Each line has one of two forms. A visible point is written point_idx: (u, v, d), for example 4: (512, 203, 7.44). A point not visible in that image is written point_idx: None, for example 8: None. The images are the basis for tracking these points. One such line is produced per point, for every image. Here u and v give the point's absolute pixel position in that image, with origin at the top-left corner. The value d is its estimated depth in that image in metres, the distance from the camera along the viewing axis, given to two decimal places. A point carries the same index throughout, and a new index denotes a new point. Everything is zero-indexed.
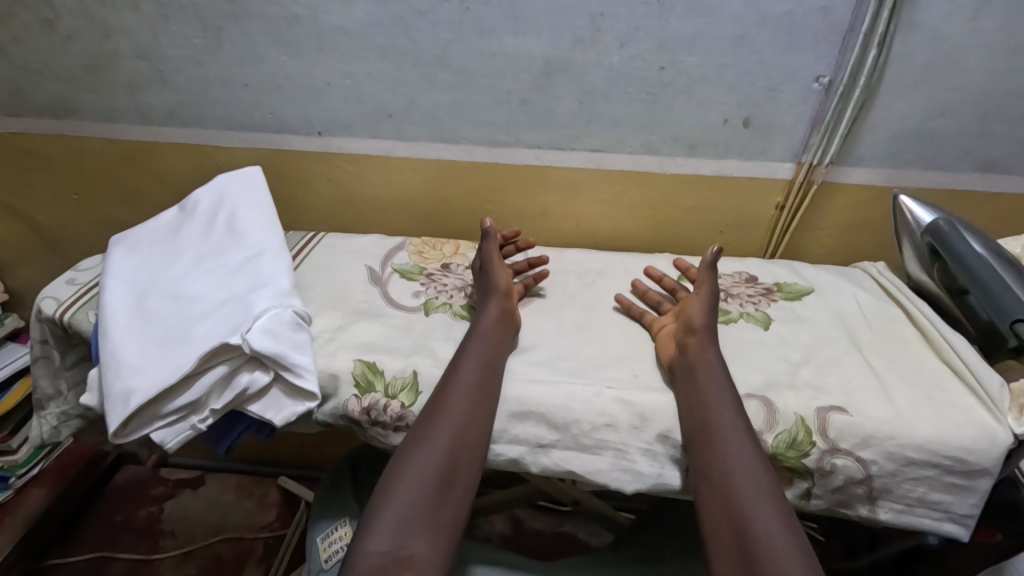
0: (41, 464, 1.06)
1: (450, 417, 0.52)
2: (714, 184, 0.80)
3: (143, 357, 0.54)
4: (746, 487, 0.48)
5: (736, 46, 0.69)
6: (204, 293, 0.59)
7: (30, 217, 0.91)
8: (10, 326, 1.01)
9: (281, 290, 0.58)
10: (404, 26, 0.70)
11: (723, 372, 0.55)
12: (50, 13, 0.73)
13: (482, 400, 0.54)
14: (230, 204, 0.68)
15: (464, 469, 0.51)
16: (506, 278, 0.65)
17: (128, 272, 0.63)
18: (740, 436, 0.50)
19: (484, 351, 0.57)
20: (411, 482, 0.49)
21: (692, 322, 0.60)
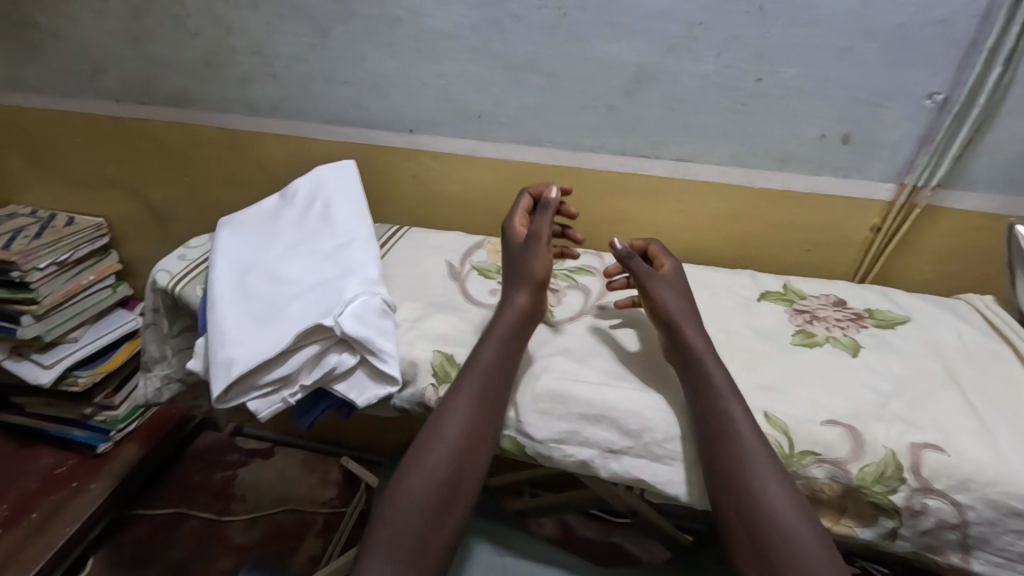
0: (135, 423, 1.17)
1: (468, 392, 0.54)
2: (804, 200, 0.77)
3: (243, 331, 0.58)
4: (761, 474, 0.48)
5: (841, 58, 0.66)
6: (299, 275, 0.63)
7: (146, 196, 1.00)
8: (121, 293, 1.11)
9: (365, 279, 0.61)
10: (500, 29, 0.72)
11: (716, 366, 0.54)
12: (181, 12, 0.80)
13: (500, 375, 0.56)
14: (325, 195, 0.72)
15: (483, 441, 0.53)
16: (541, 261, 0.61)
17: (233, 251, 0.68)
18: (746, 423, 0.50)
19: (503, 331, 0.58)
20: (437, 456, 0.52)
21: (660, 315, 0.58)
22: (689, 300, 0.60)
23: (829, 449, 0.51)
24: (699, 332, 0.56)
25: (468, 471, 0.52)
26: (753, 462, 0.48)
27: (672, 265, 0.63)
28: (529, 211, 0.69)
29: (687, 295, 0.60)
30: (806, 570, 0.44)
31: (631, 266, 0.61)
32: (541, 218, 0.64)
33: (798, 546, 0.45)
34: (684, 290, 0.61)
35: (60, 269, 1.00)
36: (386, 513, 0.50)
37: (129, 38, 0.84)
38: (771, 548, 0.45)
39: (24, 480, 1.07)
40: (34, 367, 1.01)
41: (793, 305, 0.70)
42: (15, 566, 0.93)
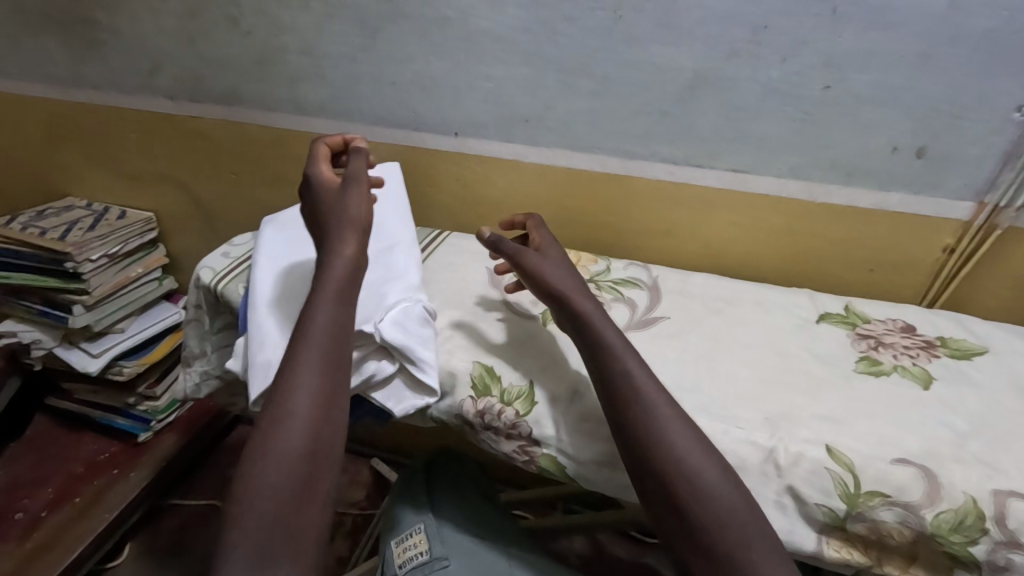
0: (175, 414, 1.19)
1: (313, 357, 0.49)
2: (871, 217, 0.72)
3: (284, 333, 0.58)
4: (673, 432, 0.47)
5: (920, 65, 0.61)
6: None
7: (194, 192, 1.02)
8: (166, 286, 1.13)
9: (406, 284, 0.60)
10: (551, 31, 0.70)
11: (614, 331, 0.53)
12: (235, 11, 0.81)
13: (340, 333, 0.51)
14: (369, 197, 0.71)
15: (337, 406, 0.49)
16: (361, 206, 0.57)
17: (276, 251, 0.67)
18: (645, 377, 0.50)
19: (338, 289, 0.53)
20: (289, 431, 0.46)
21: (549, 288, 0.56)
22: (574, 274, 0.58)
23: (899, 491, 0.47)
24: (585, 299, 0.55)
25: (330, 435, 0.47)
26: (661, 418, 0.48)
27: (548, 234, 0.63)
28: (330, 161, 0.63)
29: (569, 266, 0.59)
30: (729, 523, 0.44)
31: (504, 249, 0.59)
32: (355, 163, 0.60)
33: (715, 496, 0.45)
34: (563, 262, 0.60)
35: (110, 261, 1.02)
36: (240, 511, 0.43)
37: (184, 37, 0.86)
38: (696, 507, 0.45)
39: (68, 464, 1.10)
40: (82, 355, 1.04)
41: (856, 329, 0.65)
42: (58, 549, 0.96)
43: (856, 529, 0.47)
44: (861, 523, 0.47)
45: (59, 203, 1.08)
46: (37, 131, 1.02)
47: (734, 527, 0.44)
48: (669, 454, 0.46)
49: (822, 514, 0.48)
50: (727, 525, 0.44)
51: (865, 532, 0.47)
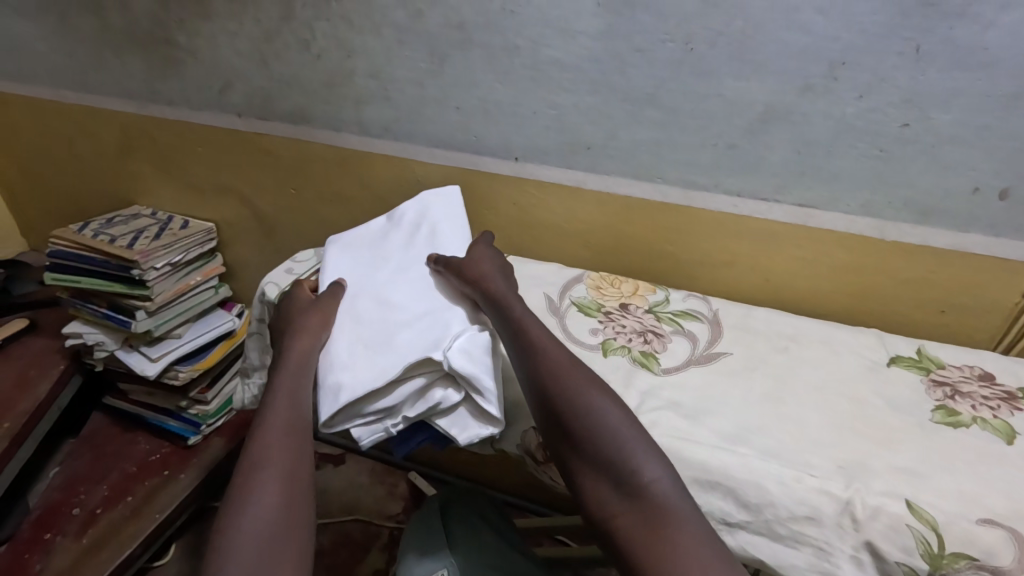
0: (224, 418, 1.22)
1: (280, 415, 0.54)
2: (946, 257, 0.69)
3: (352, 357, 0.59)
4: (586, 392, 0.51)
5: (1009, 106, 0.60)
6: (407, 302, 0.63)
7: (255, 205, 1.05)
8: (222, 294, 1.17)
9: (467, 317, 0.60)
10: (621, 62, 0.70)
11: (526, 311, 0.58)
12: (307, 35, 0.83)
13: (300, 392, 0.56)
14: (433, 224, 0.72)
15: (303, 458, 0.53)
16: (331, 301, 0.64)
17: (343, 272, 0.69)
18: (554, 345, 0.55)
19: (297, 362, 0.59)
20: (262, 484, 0.49)
21: (472, 276, 0.62)
22: (505, 273, 0.64)
23: (987, 554, 0.45)
24: (501, 282, 0.61)
25: (300, 485, 0.51)
26: (571, 381, 0.52)
27: (486, 237, 0.70)
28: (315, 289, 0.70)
29: (507, 271, 0.64)
30: (645, 475, 0.47)
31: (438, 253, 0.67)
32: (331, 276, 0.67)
33: (632, 451, 0.48)
34: (505, 270, 0.64)
35: (173, 269, 1.06)
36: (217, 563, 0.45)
37: (257, 58, 0.89)
38: (615, 462, 0.48)
39: (122, 463, 1.14)
40: (141, 359, 1.08)
41: (929, 374, 0.63)
42: (112, 547, 1.00)
43: None
44: None
45: (127, 212, 1.13)
46: (113, 143, 1.07)
47: (622, 444, 0.49)
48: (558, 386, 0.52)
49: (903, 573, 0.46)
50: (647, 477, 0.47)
51: None
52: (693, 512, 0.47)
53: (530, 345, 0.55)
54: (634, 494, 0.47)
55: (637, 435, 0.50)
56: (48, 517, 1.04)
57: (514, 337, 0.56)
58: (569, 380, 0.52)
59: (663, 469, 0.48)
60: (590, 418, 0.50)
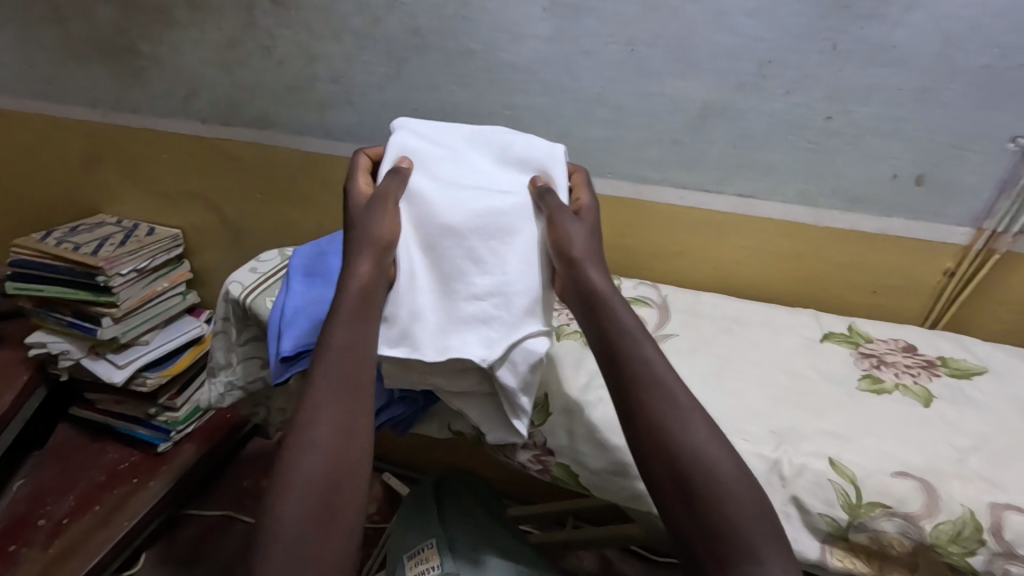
0: (194, 424, 1.22)
1: (334, 376, 0.48)
2: (875, 241, 0.75)
3: (427, 328, 0.53)
4: (689, 425, 0.46)
5: (919, 99, 0.65)
6: (492, 248, 0.56)
7: (223, 211, 1.06)
8: (190, 300, 1.17)
9: (528, 285, 0.54)
10: (570, 64, 0.74)
11: (632, 318, 0.51)
12: (269, 42, 0.86)
13: (360, 348, 0.50)
14: (520, 157, 0.62)
15: (358, 424, 0.47)
16: (392, 222, 0.56)
17: (426, 183, 0.59)
18: (662, 364, 0.49)
19: (353, 310, 0.52)
20: (310, 458, 0.45)
21: (571, 253, 0.54)
22: (595, 234, 0.56)
23: (900, 501, 0.49)
24: (602, 272, 0.53)
25: (351, 456, 0.46)
26: (673, 407, 0.47)
27: (588, 194, 0.60)
28: (367, 173, 0.63)
29: (594, 234, 0.56)
30: (735, 519, 0.43)
31: (547, 200, 0.57)
32: (389, 182, 0.58)
33: (728, 488, 0.44)
34: (591, 229, 0.56)
35: (139, 275, 1.06)
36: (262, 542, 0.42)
37: (221, 65, 0.91)
38: (709, 502, 0.44)
39: (91, 472, 1.13)
40: (108, 366, 1.07)
41: (859, 348, 0.68)
42: (81, 555, 0.99)
43: (858, 539, 0.50)
44: (862, 533, 0.49)
45: (93, 220, 1.13)
46: (78, 151, 1.08)
47: (717, 471, 0.45)
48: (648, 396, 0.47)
49: (825, 523, 0.50)
50: (738, 522, 0.43)
51: (868, 543, 0.50)
52: (775, 536, 0.43)
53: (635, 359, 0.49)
54: (723, 532, 0.43)
55: (723, 450, 0.46)
56: (13, 530, 1.03)
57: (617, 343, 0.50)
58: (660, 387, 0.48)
59: (745, 481, 0.45)
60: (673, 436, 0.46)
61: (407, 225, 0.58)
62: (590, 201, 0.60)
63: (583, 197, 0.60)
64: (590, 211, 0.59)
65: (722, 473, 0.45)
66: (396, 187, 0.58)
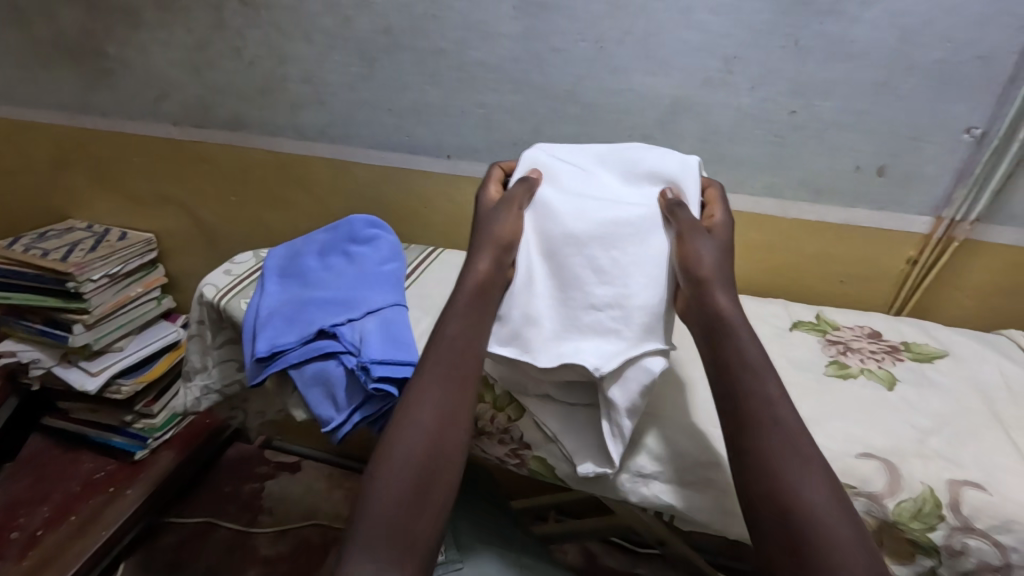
0: (173, 430, 1.21)
1: (442, 361, 0.52)
2: (842, 232, 0.77)
3: (537, 335, 0.52)
4: (800, 469, 0.43)
5: (878, 93, 0.67)
6: (619, 259, 0.54)
7: (197, 214, 1.05)
8: (165, 305, 1.16)
9: (650, 300, 0.52)
10: (540, 62, 0.75)
11: (750, 342, 0.49)
12: (240, 43, 0.85)
13: (472, 338, 0.53)
14: (649, 171, 0.61)
15: (460, 409, 0.50)
16: (512, 223, 0.58)
17: (553, 193, 0.60)
18: (781, 403, 0.47)
19: (468, 302, 0.55)
20: (413, 430, 0.48)
21: (698, 271, 0.51)
22: (724, 253, 0.54)
23: (864, 481, 0.51)
24: (730, 296, 0.51)
25: (449, 438, 0.49)
26: (784, 444, 0.45)
27: (723, 211, 0.58)
28: (499, 184, 0.65)
29: (728, 251, 0.54)
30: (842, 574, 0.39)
31: (677, 216, 0.55)
32: (517, 189, 0.59)
33: (835, 536, 0.41)
34: (726, 247, 0.54)
35: (111, 281, 1.05)
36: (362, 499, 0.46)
37: (191, 67, 0.90)
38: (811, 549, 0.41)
39: (66, 482, 1.11)
40: (81, 374, 1.05)
41: (826, 336, 0.69)
42: (56, 567, 0.97)
43: None
44: None
45: (62, 226, 1.11)
46: (45, 156, 1.06)
47: (819, 513, 0.42)
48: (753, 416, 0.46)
49: None
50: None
51: None
52: None
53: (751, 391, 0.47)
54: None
55: (833, 497, 0.43)
56: None
57: (733, 371, 0.48)
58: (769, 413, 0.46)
59: (847, 520, 0.42)
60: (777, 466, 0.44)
61: (529, 230, 0.58)
62: (723, 217, 0.57)
63: (717, 213, 0.58)
64: (722, 228, 0.56)
65: (824, 517, 0.42)
66: (514, 198, 0.59)
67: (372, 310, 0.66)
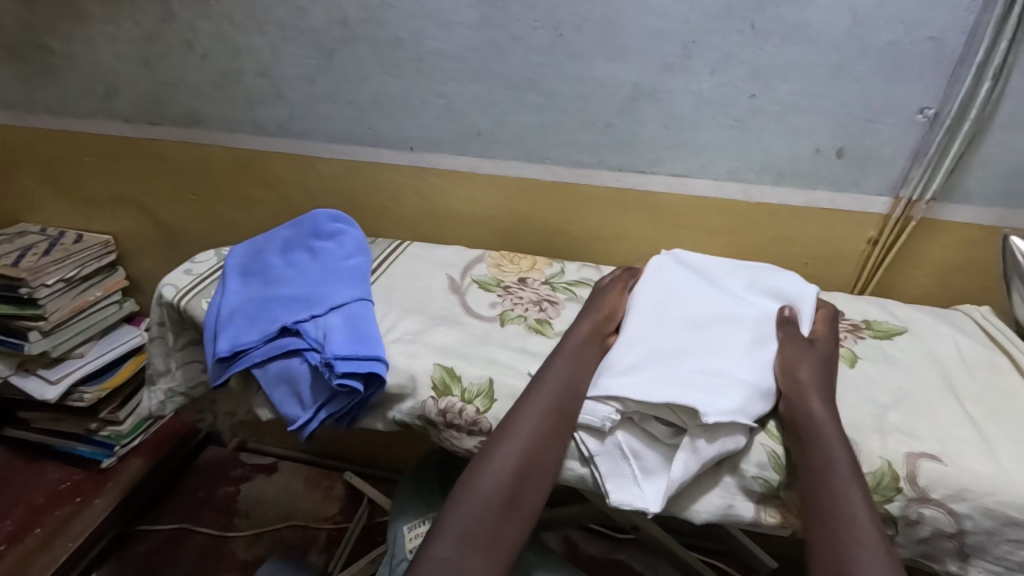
0: (141, 437, 1.18)
1: (545, 391, 0.54)
2: (804, 215, 0.77)
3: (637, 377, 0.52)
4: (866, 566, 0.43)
5: (833, 76, 0.68)
6: (722, 346, 0.55)
7: (155, 214, 1.02)
8: (127, 308, 1.13)
9: (754, 381, 0.53)
10: (500, 50, 0.74)
11: (839, 439, 0.50)
12: (191, 36, 0.83)
13: (575, 375, 0.56)
14: (771, 289, 0.63)
15: (557, 437, 0.52)
16: (615, 304, 0.63)
17: (673, 281, 0.63)
18: (863, 508, 0.46)
19: (574, 348, 0.58)
20: (510, 447, 0.52)
21: (802, 364, 0.55)
22: (829, 365, 0.56)
23: None
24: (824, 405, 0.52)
25: (541, 464, 0.51)
26: (857, 545, 0.44)
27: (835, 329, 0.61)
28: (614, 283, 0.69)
29: (830, 362, 0.57)
30: None
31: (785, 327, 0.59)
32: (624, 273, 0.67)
33: None
34: (828, 358, 0.57)
35: (67, 285, 1.01)
36: (457, 497, 0.50)
37: (140, 61, 0.87)
38: None
39: (29, 495, 1.08)
40: (40, 383, 1.02)
41: None
42: None
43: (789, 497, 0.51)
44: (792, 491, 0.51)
45: (13, 230, 1.07)
46: None
47: None
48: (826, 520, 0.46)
49: (758, 485, 0.51)
50: None
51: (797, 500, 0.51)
52: None
53: (826, 480, 0.47)
54: None
55: None
56: None
57: (809, 460, 0.49)
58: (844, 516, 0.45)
59: None
60: (841, 573, 0.43)
61: (637, 304, 0.62)
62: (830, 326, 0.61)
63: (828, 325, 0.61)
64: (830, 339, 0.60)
65: None
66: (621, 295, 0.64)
67: (336, 306, 0.65)
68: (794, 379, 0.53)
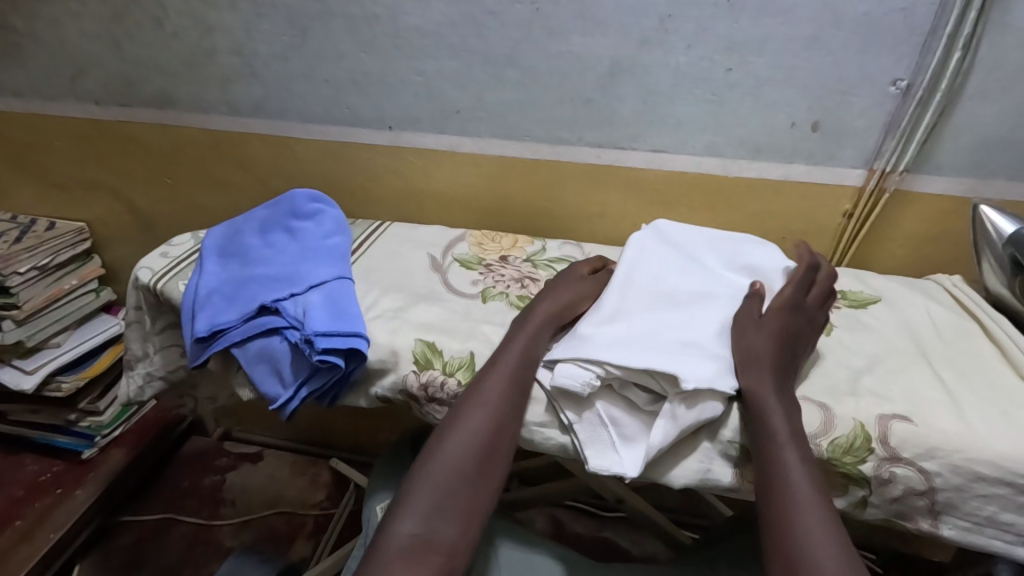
0: (123, 427, 1.16)
1: (506, 363, 0.55)
2: (781, 189, 0.78)
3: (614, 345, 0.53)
4: (807, 524, 0.45)
5: (808, 48, 0.68)
6: (695, 319, 0.56)
7: (129, 199, 1.00)
8: (105, 297, 1.10)
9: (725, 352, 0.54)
10: (477, 25, 0.74)
11: (778, 403, 0.50)
12: (160, 13, 0.81)
13: (533, 349, 0.56)
14: (747, 266, 0.64)
15: (516, 409, 0.53)
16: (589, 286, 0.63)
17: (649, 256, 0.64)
18: (800, 470, 0.47)
19: (535, 325, 0.59)
20: (474, 419, 0.52)
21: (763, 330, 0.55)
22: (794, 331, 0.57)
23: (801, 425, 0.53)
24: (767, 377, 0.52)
25: (504, 434, 0.52)
26: (800, 507, 0.46)
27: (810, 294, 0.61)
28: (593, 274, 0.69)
29: (798, 330, 0.57)
30: None
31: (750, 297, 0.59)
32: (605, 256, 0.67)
33: None
34: (799, 326, 0.58)
35: (41, 273, 0.99)
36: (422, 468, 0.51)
37: (108, 41, 0.85)
38: None
39: (7, 487, 1.06)
40: (15, 373, 1.00)
41: None
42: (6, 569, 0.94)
43: None
44: None
45: None
46: None
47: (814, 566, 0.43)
48: (779, 504, 0.47)
49: (734, 450, 0.52)
50: None
51: None
52: None
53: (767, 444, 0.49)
54: None
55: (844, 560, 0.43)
56: None
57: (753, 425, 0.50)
58: (796, 498, 0.46)
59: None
60: (789, 530, 0.45)
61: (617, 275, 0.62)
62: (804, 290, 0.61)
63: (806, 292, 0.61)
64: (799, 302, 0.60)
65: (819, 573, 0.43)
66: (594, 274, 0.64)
67: (316, 284, 0.65)
68: (749, 343, 0.54)
